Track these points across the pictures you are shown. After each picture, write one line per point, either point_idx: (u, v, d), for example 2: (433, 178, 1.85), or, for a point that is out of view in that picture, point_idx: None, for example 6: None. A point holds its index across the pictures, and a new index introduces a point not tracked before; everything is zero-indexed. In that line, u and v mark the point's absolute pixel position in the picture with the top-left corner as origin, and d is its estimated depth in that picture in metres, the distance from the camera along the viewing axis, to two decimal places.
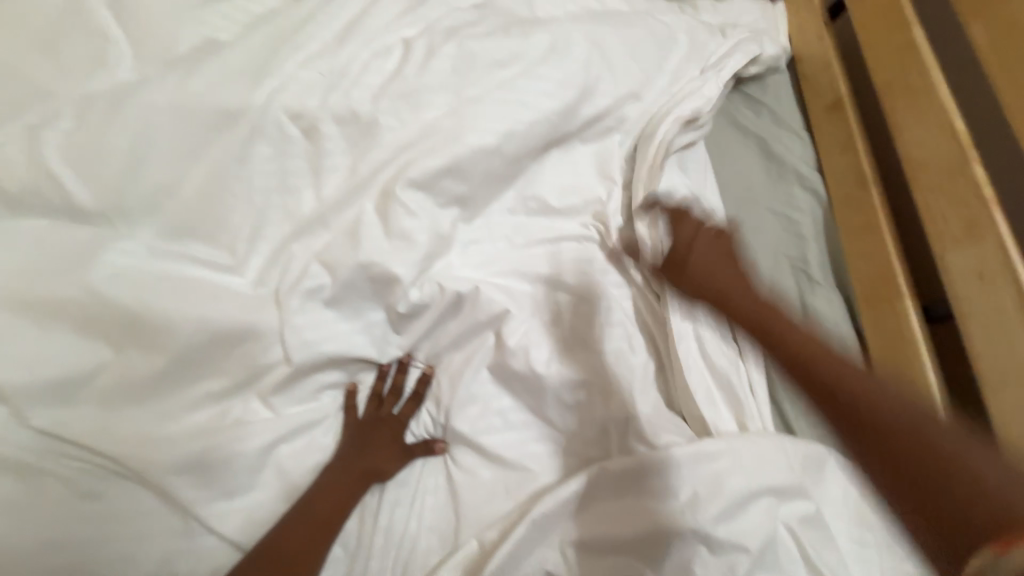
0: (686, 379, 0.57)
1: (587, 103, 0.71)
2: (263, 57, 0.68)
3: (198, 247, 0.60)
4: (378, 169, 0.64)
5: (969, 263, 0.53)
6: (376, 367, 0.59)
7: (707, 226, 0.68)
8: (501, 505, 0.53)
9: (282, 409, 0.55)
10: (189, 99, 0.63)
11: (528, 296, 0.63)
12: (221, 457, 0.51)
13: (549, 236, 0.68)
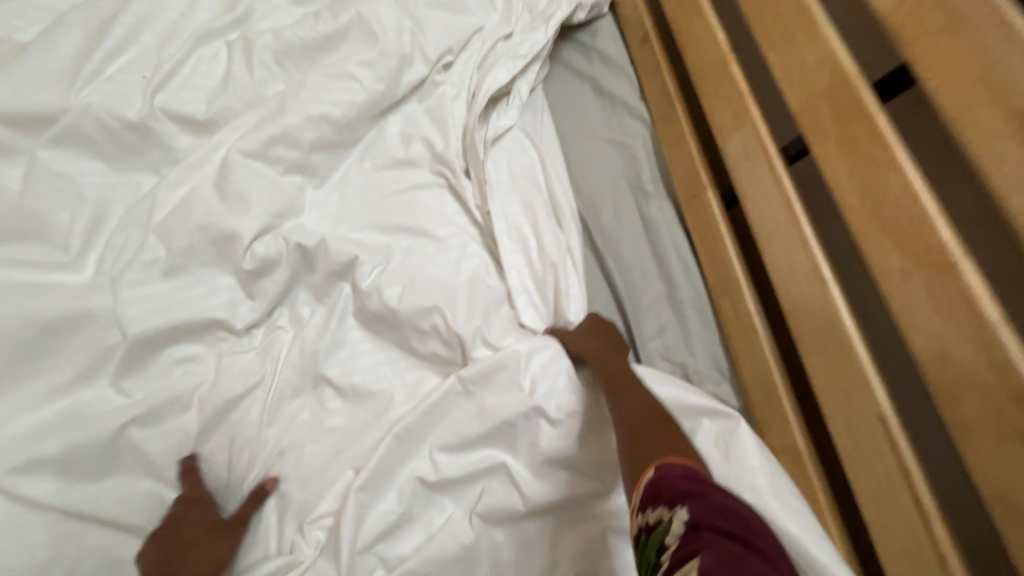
0: (522, 290, 0.65)
1: (412, 68, 0.76)
2: (77, 62, 0.67)
3: (21, 247, 0.58)
4: (215, 153, 0.67)
5: (740, 150, 0.64)
6: (240, 333, 0.60)
7: (540, 164, 0.76)
8: (371, 436, 0.56)
9: (138, 390, 0.56)
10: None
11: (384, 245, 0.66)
12: (69, 444, 0.51)
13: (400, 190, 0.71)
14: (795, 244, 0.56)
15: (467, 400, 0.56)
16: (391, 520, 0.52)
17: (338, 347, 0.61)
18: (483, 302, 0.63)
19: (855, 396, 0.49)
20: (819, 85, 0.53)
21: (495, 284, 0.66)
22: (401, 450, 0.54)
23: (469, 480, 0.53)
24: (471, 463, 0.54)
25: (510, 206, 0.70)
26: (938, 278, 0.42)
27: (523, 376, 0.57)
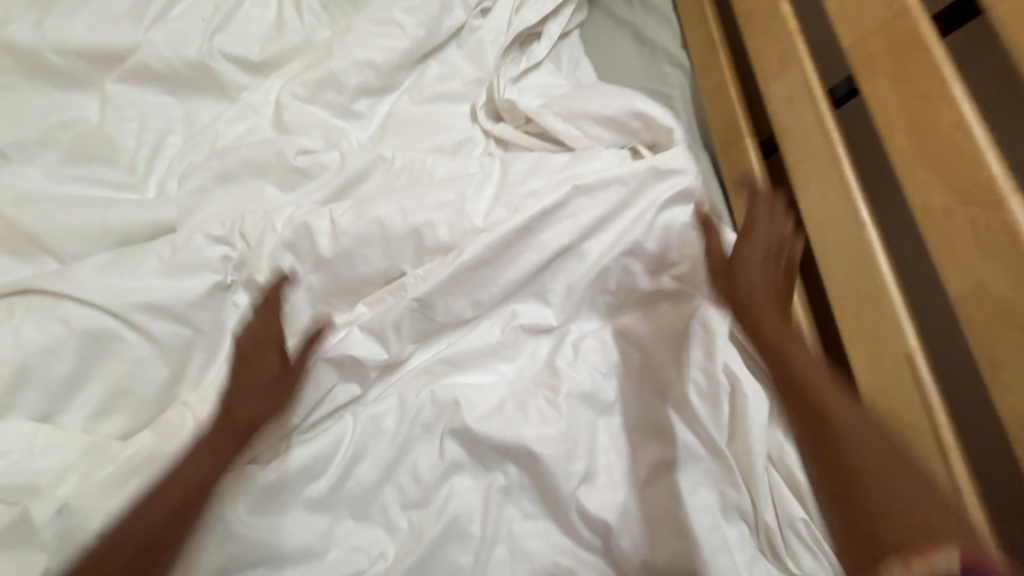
0: (572, 214, 0.60)
1: (456, 8, 0.76)
2: None
3: (97, 166, 0.63)
4: (268, 90, 0.70)
5: (784, 91, 0.62)
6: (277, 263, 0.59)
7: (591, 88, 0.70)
8: (385, 349, 0.56)
9: (176, 298, 0.55)
10: (66, 37, 0.64)
11: (428, 171, 0.67)
12: (127, 338, 0.54)
13: (446, 135, 0.72)
14: (834, 184, 0.55)
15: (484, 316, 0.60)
16: (419, 438, 0.54)
17: (362, 269, 0.60)
18: (501, 204, 0.62)
19: (886, 335, 0.49)
20: (875, 18, 0.51)
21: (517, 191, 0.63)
22: (426, 367, 0.58)
23: (487, 397, 0.56)
24: (488, 383, 0.57)
25: (558, 114, 0.69)
26: (986, 214, 0.41)
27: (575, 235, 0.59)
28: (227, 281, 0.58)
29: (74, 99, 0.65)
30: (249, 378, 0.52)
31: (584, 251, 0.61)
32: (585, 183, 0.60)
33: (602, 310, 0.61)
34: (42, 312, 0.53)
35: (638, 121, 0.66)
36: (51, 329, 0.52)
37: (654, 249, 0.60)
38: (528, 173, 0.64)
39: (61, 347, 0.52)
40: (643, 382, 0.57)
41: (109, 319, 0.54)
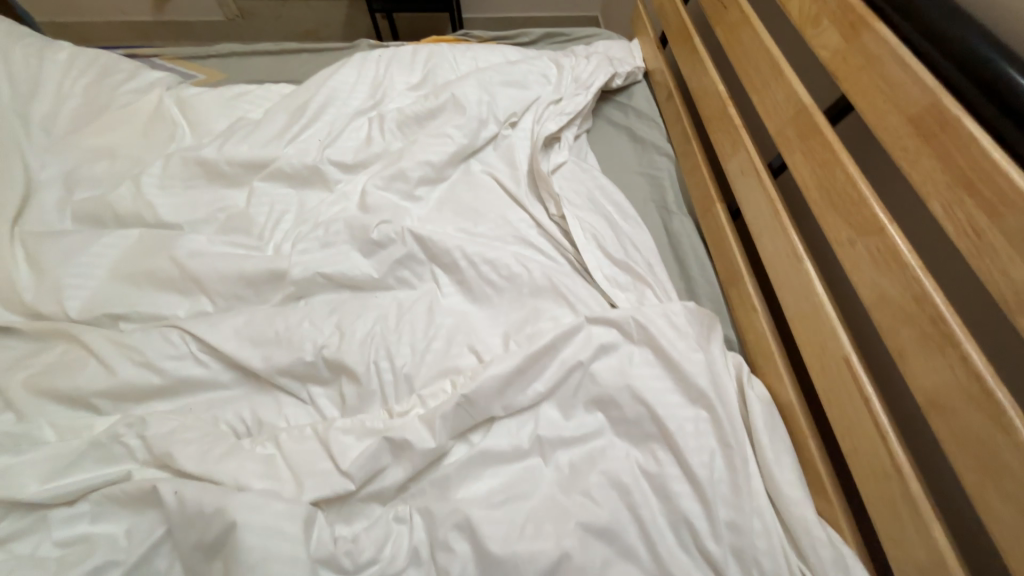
0: (551, 337, 0.72)
1: (491, 125, 1.05)
2: (278, 123, 1.02)
3: (238, 236, 0.90)
4: (357, 183, 0.98)
5: (738, 167, 0.81)
6: (357, 307, 0.81)
7: (576, 227, 0.89)
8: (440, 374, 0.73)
9: (287, 326, 0.77)
10: (232, 152, 0.95)
11: (468, 236, 0.89)
12: (238, 356, 0.73)
13: (481, 210, 0.94)
14: (777, 232, 0.70)
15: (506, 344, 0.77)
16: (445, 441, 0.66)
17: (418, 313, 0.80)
18: (521, 267, 0.85)
19: (828, 344, 0.60)
20: (786, 113, 0.70)
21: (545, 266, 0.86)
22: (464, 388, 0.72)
23: (515, 477, 0.64)
24: (517, 470, 0.65)
25: (578, 217, 0.90)
26: (874, 240, 0.54)
27: (560, 347, 0.71)
28: (317, 315, 0.79)
29: (230, 192, 0.95)
30: None
31: (584, 300, 0.81)
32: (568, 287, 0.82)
33: None
34: (199, 334, 0.76)
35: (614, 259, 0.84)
36: (211, 348, 0.75)
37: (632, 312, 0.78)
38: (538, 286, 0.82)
39: (217, 361, 0.75)
40: (644, 397, 0.66)
41: (239, 340, 0.75)
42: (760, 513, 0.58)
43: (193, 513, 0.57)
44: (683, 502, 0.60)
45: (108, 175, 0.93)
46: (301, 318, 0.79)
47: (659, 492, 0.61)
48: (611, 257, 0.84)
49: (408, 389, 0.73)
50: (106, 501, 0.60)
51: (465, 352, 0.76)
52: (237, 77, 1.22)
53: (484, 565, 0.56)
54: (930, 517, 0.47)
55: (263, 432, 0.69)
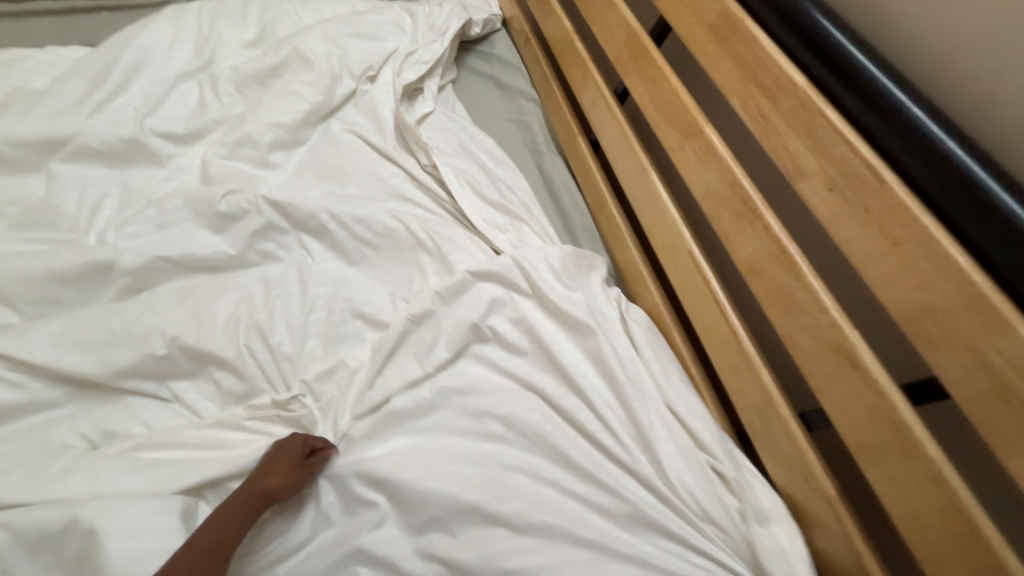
0: (454, 295, 0.71)
1: (346, 79, 0.97)
2: (73, 91, 0.84)
3: (42, 229, 0.74)
4: (194, 154, 0.85)
5: (590, 101, 0.86)
6: (213, 289, 0.72)
7: (448, 171, 0.87)
8: (323, 344, 0.69)
9: (125, 322, 0.66)
10: (13, 130, 0.77)
11: (336, 198, 0.83)
12: (62, 364, 0.61)
13: (347, 170, 0.88)
14: (627, 152, 0.76)
15: (391, 299, 0.74)
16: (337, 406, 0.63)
17: (288, 284, 0.74)
18: (398, 221, 0.80)
19: (676, 243, 0.67)
20: (620, 40, 0.75)
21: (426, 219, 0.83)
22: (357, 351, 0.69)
23: (415, 426, 0.63)
24: (416, 419, 0.64)
25: (451, 167, 0.88)
26: (697, 141, 0.61)
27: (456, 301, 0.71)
28: (163, 304, 0.69)
29: (19, 179, 0.77)
30: (269, 462, 0.56)
31: (468, 244, 0.80)
32: (451, 233, 0.81)
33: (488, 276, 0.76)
34: (0, 347, 0.61)
35: (490, 204, 0.85)
36: (22, 365, 0.62)
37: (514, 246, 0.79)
38: (421, 226, 0.80)
39: (37, 377, 0.62)
40: (530, 322, 0.69)
41: (60, 347, 0.63)
42: (646, 400, 0.64)
43: (33, 541, 0.48)
44: (576, 407, 0.64)
45: None
46: (144, 311, 0.68)
47: (555, 403, 0.65)
48: (487, 196, 0.85)
49: (288, 362, 0.67)
50: None
51: (349, 315, 0.72)
52: (9, 41, 0.98)
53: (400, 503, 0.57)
54: (760, 367, 0.56)
55: (113, 445, 0.59)
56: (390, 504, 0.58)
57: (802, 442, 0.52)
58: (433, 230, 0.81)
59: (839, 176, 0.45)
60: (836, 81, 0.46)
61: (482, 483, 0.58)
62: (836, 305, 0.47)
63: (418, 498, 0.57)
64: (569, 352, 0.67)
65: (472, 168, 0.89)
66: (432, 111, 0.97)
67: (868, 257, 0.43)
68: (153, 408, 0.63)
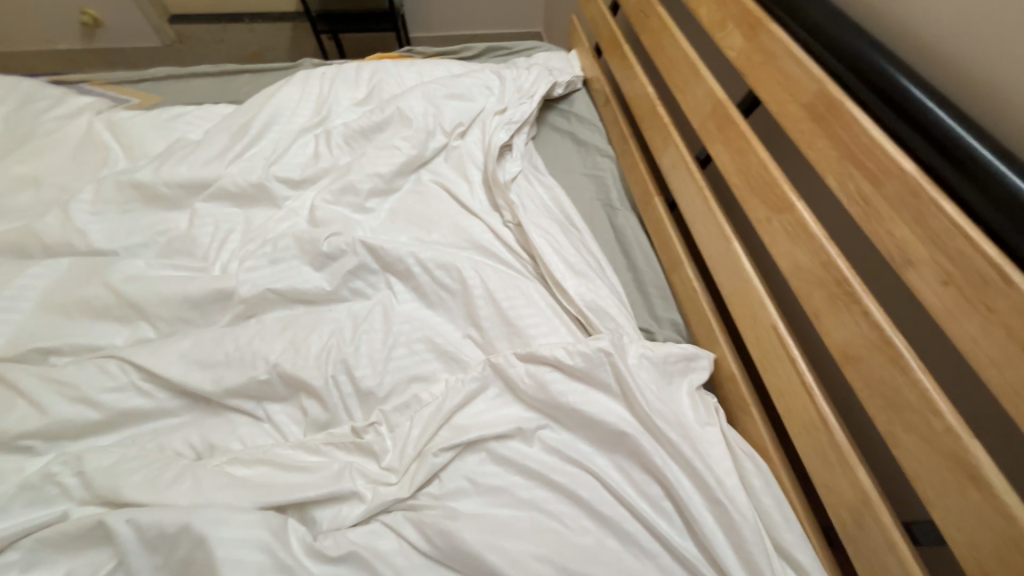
0: (535, 356, 0.71)
1: (439, 135, 1.07)
2: (219, 142, 1.01)
3: (181, 258, 0.87)
4: (305, 199, 0.97)
5: (670, 163, 0.87)
6: (310, 319, 0.79)
7: (527, 218, 0.91)
8: (399, 381, 0.73)
9: (236, 344, 0.75)
10: (171, 173, 0.93)
11: (421, 243, 0.90)
12: (183, 378, 0.70)
13: (432, 217, 0.96)
14: (707, 217, 0.76)
15: (465, 346, 0.79)
16: (409, 440, 0.66)
17: (373, 318, 0.80)
18: (476, 268, 0.85)
19: (758, 314, 0.65)
20: (705, 108, 0.77)
21: (499, 270, 0.86)
22: (432, 393, 0.71)
23: (476, 476, 0.63)
24: (478, 468, 0.64)
25: (533, 223, 0.91)
26: (787, 216, 0.60)
27: (530, 363, 0.71)
28: (267, 330, 0.77)
29: (169, 215, 0.92)
30: None
31: (538, 296, 0.82)
32: (523, 283, 0.84)
33: (558, 329, 0.78)
34: (139, 358, 0.72)
35: (560, 254, 0.86)
36: (153, 378, 0.71)
37: (589, 299, 0.80)
38: (495, 274, 0.85)
39: (162, 388, 0.71)
40: (600, 379, 0.68)
41: (183, 363, 0.72)
42: (730, 496, 0.59)
43: (148, 538, 0.54)
44: (642, 477, 0.63)
45: (35, 204, 0.90)
46: (252, 336, 0.76)
47: (624, 476, 0.63)
48: (564, 246, 0.88)
49: (368, 397, 0.72)
50: (38, 548, 0.55)
51: (426, 357, 0.76)
52: (175, 99, 1.20)
53: (459, 560, 0.56)
54: (855, 461, 0.51)
55: (214, 457, 0.66)
56: (448, 560, 0.56)
57: (906, 554, 0.46)
58: (506, 278, 0.85)
59: (955, 269, 0.42)
60: (951, 170, 0.44)
61: (546, 547, 0.56)
62: (950, 406, 0.43)
63: (479, 562, 0.55)
64: (641, 425, 0.65)
65: (549, 221, 0.92)
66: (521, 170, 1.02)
67: (992, 360, 0.39)
68: (250, 426, 0.70)
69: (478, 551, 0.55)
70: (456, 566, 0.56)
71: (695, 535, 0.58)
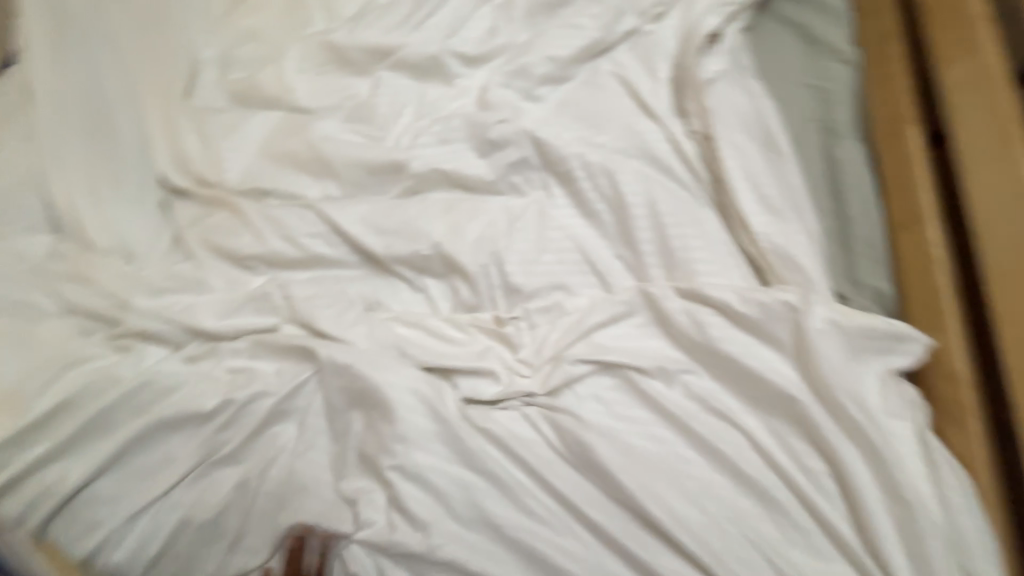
0: (701, 293, 0.64)
1: (632, 17, 0.92)
2: (403, 9, 0.99)
3: (362, 124, 0.92)
4: (477, 79, 0.93)
5: (969, 114, 0.69)
6: (470, 205, 0.80)
7: (719, 132, 0.77)
8: (546, 285, 0.73)
9: (404, 215, 0.80)
10: (361, 38, 0.96)
11: (589, 143, 0.82)
12: (361, 237, 0.79)
13: (605, 116, 0.85)
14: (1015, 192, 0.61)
15: (621, 265, 0.73)
16: (550, 341, 0.68)
17: (529, 215, 0.78)
18: (646, 183, 0.75)
19: None
20: None
21: (673, 189, 0.75)
22: (579, 304, 0.70)
23: (608, 398, 0.63)
24: (614, 389, 0.63)
25: (727, 140, 0.76)
26: None
27: (687, 300, 0.65)
28: (431, 208, 0.81)
29: (355, 80, 0.96)
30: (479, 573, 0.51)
31: (712, 230, 0.71)
32: (697, 211, 0.73)
33: (730, 271, 0.68)
34: (330, 212, 0.82)
35: (753, 183, 0.72)
36: (338, 234, 0.81)
37: (781, 245, 0.67)
38: (667, 193, 0.74)
39: (344, 243, 0.81)
40: (771, 335, 0.61)
41: (361, 225, 0.80)
42: (910, 506, 0.51)
43: (333, 368, 0.67)
44: (803, 446, 0.57)
45: (256, 58, 1.03)
46: (419, 213, 0.80)
47: (781, 445, 0.57)
48: (762, 176, 0.73)
49: (513, 294, 0.73)
50: (263, 346, 0.73)
51: (575, 268, 0.73)
52: None
53: (589, 468, 0.58)
54: None
55: (380, 313, 0.75)
56: (578, 464, 0.59)
57: None
58: (680, 199, 0.74)
59: None
60: None
61: (673, 485, 0.56)
62: None
63: (610, 477, 0.57)
64: (817, 397, 0.57)
65: (743, 138, 0.77)
66: (723, 71, 0.83)
67: None
68: (409, 294, 0.78)
69: (610, 466, 0.57)
70: (586, 473, 0.59)
71: (862, 527, 0.52)
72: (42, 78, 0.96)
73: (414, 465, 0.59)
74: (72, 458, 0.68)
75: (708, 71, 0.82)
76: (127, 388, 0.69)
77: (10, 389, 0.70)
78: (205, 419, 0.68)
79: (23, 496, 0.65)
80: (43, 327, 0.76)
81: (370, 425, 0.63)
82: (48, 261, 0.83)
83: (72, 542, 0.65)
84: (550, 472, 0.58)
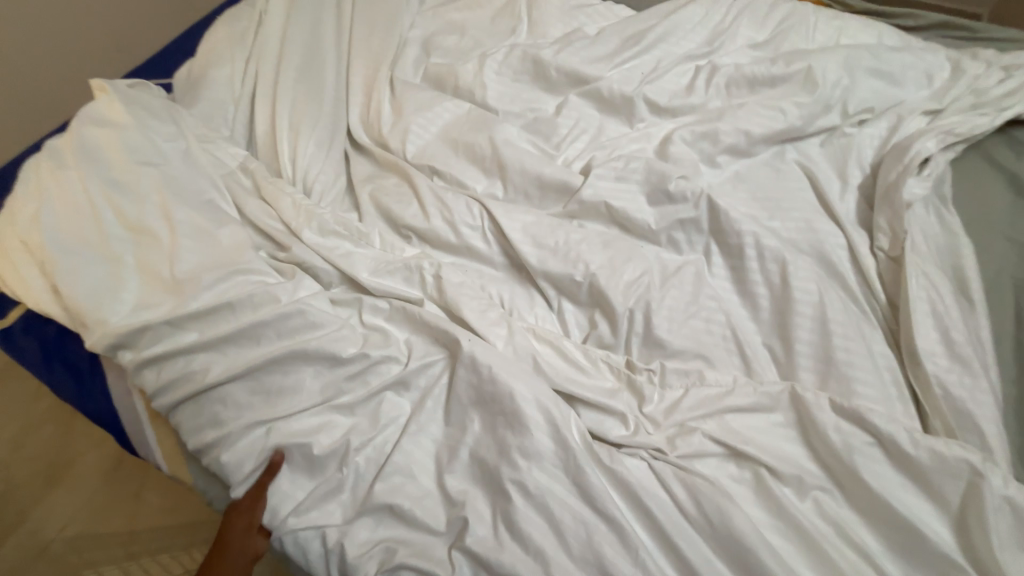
0: (863, 418, 0.61)
1: (836, 115, 0.91)
2: (607, 45, 1.03)
3: (539, 138, 0.96)
4: (661, 129, 0.94)
5: None
6: (632, 247, 0.80)
7: (910, 258, 0.74)
8: (689, 350, 0.71)
9: (564, 236, 0.81)
10: (563, 61, 1.00)
11: (764, 224, 0.81)
12: (517, 242, 0.81)
13: (784, 202, 0.83)
14: None
15: (767, 355, 0.72)
16: (682, 406, 0.67)
17: (687, 276, 0.77)
18: (819, 284, 0.73)
19: None
20: None
21: (843, 299, 0.73)
22: (719, 381, 0.68)
23: (733, 486, 0.61)
24: (742, 479, 0.61)
25: (917, 268, 0.73)
26: None
27: (842, 418, 0.62)
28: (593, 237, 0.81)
29: (544, 99, 1.01)
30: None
31: (878, 355, 0.69)
32: (866, 330, 0.70)
33: (891, 403, 0.65)
34: (495, 209, 0.84)
35: (937, 322, 0.69)
36: (496, 232, 0.84)
37: (957, 396, 0.64)
38: (839, 301, 0.72)
39: (498, 243, 0.84)
40: (932, 487, 0.57)
41: (520, 232, 0.82)
42: None
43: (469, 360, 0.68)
44: None
45: (458, 50, 1.10)
46: (580, 239, 0.81)
47: None
48: (951, 318, 0.69)
49: (654, 346, 0.72)
50: (405, 314, 0.76)
51: (721, 342, 0.72)
52: None
53: (712, 548, 0.57)
54: None
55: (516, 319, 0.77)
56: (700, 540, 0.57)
57: None
58: (848, 311, 0.72)
59: None
60: None
61: None
62: None
63: (735, 565, 0.56)
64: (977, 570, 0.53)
65: (933, 272, 0.73)
66: (925, 197, 0.80)
67: None
68: (545, 310, 0.79)
69: (734, 556, 0.56)
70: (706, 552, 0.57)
71: None
72: (281, 21, 1.09)
73: (536, 486, 0.60)
74: (215, 355, 0.73)
75: (911, 192, 0.79)
76: (281, 309, 0.74)
77: (185, 275, 0.76)
78: (336, 363, 0.72)
79: (166, 375, 0.72)
80: (223, 231, 0.83)
81: (493, 426, 0.65)
82: (241, 175, 0.92)
83: (196, 429, 0.71)
84: (675, 537, 0.57)
